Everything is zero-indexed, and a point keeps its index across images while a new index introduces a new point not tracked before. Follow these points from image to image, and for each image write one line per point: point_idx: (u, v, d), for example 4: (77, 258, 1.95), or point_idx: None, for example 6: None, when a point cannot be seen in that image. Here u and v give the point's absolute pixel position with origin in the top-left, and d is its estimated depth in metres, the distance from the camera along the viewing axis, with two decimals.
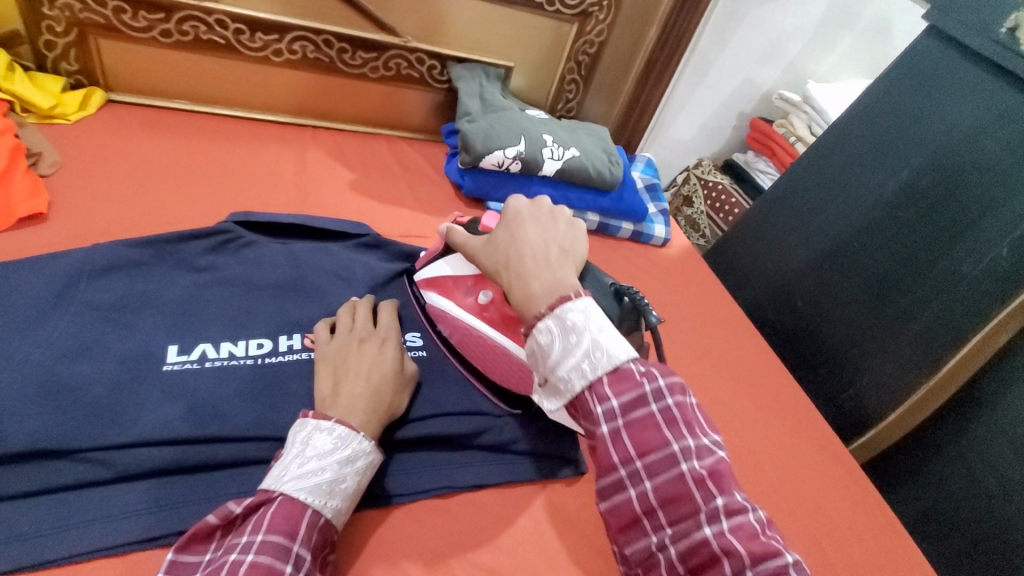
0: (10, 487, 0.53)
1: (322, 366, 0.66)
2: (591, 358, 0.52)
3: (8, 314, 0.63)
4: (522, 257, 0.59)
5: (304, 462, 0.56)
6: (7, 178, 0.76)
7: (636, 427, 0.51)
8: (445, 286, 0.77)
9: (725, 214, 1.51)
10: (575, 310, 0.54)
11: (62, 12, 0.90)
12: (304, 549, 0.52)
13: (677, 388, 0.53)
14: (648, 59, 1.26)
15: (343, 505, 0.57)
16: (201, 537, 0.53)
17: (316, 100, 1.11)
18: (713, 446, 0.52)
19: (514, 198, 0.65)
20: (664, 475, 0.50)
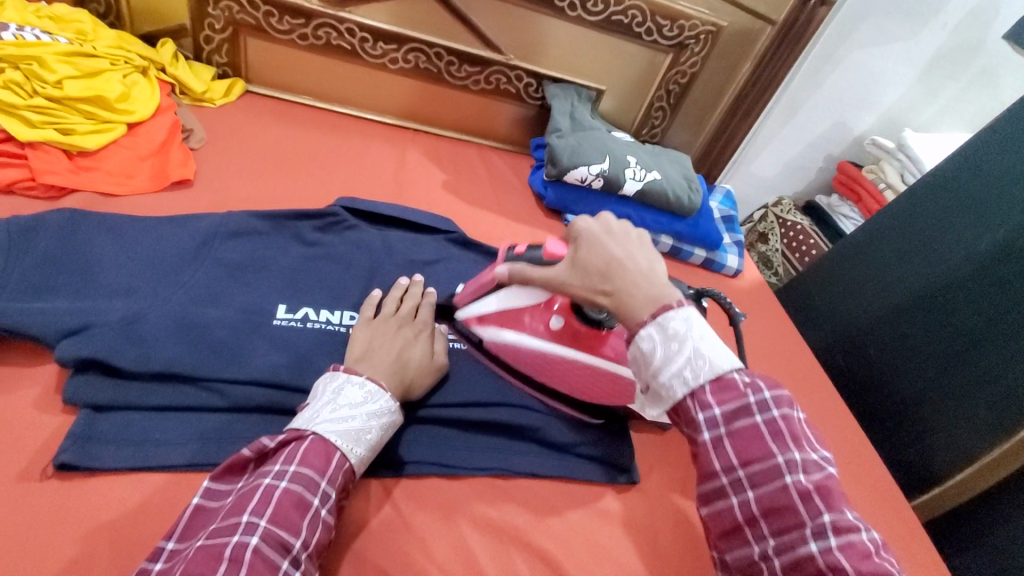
0: (148, 400, 0.62)
1: (360, 335, 0.71)
2: (693, 366, 0.56)
3: (157, 259, 0.74)
4: (617, 271, 0.62)
5: (336, 409, 0.61)
6: (166, 148, 0.88)
7: (738, 437, 0.54)
8: (506, 317, 0.78)
9: (801, 254, 1.50)
10: (677, 318, 0.57)
11: (222, 12, 1.05)
12: (330, 487, 0.56)
13: (784, 401, 0.55)
14: (738, 93, 1.29)
15: (366, 454, 0.61)
16: (235, 470, 0.58)
17: (421, 106, 1.21)
18: (821, 462, 0.54)
19: (581, 220, 0.67)
20: (766, 484, 0.53)
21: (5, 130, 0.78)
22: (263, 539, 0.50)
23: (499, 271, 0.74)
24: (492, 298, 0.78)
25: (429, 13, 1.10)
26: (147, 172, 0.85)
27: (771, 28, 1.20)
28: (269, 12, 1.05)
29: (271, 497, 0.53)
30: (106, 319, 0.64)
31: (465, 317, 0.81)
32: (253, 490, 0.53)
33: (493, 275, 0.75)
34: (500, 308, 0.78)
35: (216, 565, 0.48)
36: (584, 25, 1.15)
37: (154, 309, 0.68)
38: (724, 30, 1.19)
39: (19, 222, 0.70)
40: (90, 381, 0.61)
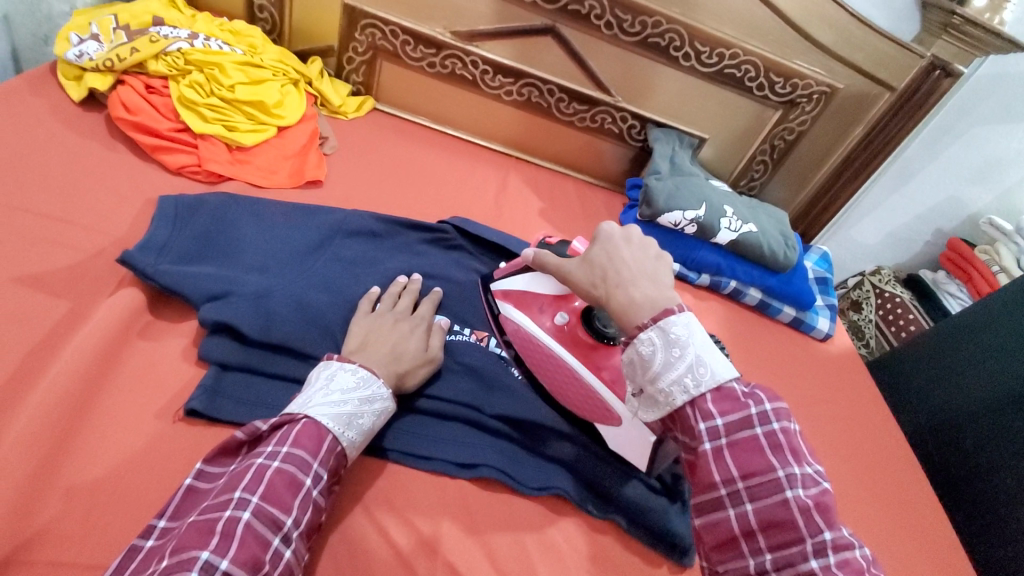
0: (267, 367, 0.70)
1: (355, 327, 0.73)
2: (694, 373, 0.54)
3: (289, 246, 0.83)
4: (619, 269, 0.61)
5: (328, 394, 0.62)
6: (305, 152, 1.00)
7: (737, 447, 0.53)
8: (523, 300, 0.81)
9: (898, 329, 1.41)
10: (679, 323, 0.55)
11: (367, 38, 1.17)
12: (322, 468, 0.58)
13: (783, 413, 0.53)
14: (847, 156, 1.26)
15: (357, 439, 0.63)
16: (229, 452, 0.60)
17: (526, 136, 1.28)
18: (816, 476, 0.52)
19: (604, 225, 0.64)
20: (765, 499, 0.51)
21: (183, 121, 0.91)
22: (255, 515, 0.51)
23: (527, 253, 0.75)
24: (520, 278, 0.81)
25: (548, 53, 1.17)
26: (288, 170, 0.96)
27: (890, 95, 1.17)
28: (406, 40, 1.17)
29: (264, 476, 0.54)
30: (242, 291, 0.73)
31: (495, 289, 0.84)
32: (245, 469, 0.54)
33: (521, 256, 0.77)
34: (523, 289, 0.81)
35: (209, 539, 0.49)
36: (695, 75, 1.18)
37: (280, 288, 0.76)
38: (839, 92, 1.18)
39: (185, 200, 0.81)
40: (223, 343, 0.70)
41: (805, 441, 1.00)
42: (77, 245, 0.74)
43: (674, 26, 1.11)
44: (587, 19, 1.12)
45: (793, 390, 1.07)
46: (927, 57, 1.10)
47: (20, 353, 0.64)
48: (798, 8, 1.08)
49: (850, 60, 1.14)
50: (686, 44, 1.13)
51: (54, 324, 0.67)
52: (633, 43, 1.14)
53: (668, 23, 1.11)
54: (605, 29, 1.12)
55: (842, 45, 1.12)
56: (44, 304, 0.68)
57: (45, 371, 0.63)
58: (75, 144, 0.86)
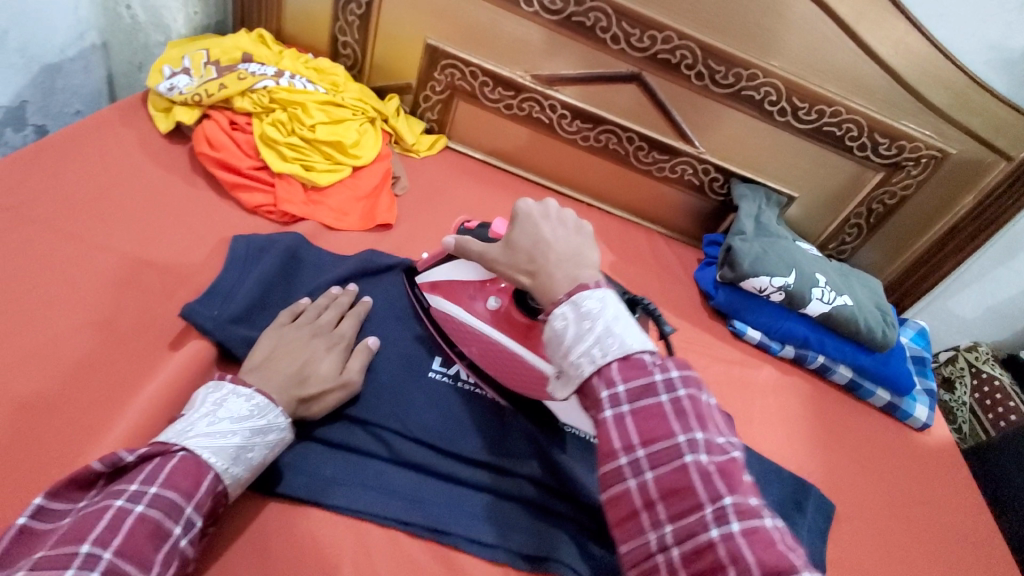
0: (320, 431, 0.69)
1: (263, 342, 0.69)
2: (602, 342, 0.51)
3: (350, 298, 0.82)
4: (541, 257, 0.59)
5: (215, 423, 0.57)
6: (377, 194, 0.98)
7: (640, 414, 0.49)
8: (452, 291, 0.78)
9: (995, 416, 1.27)
10: (592, 297, 0.53)
11: (446, 78, 1.16)
12: (196, 514, 0.53)
13: (690, 380, 0.50)
14: (953, 226, 1.15)
15: (244, 475, 0.58)
16: (79, 486, 0.54)
17: (599, 183, 1.23)
18: (725, 446, 0.49)
19: (521, 203, 0.62)
20: (665, 465, 0.47)
21: (263, 160, 0.91)
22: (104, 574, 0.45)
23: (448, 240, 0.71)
24: (441, 270, 0.78)
25: (632, 101, 1.12)
26: (359, 212, 0.94)
27: (1008, 164, 1.06)
28: (485, 82, 1.14)
29: (122, 524, 0.48)
30: None
31: (420, 282, 0.81)
32: (100, 516, 0.48)
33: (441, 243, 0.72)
34: (450, 279, 0.78)
35: None
36: (789, 131, 1.10)
37: None
38: (951, 157, 1.08)
39: (257, 241, 0.82)
40: None
41: (902, 547, 0.88)
42: (154, 289, 0.74)
43: (771, 80, 1.04)
44: (678, 69, 1.06)
45: (886, 485, 0.95)
46: None
47: (88, 401, 0.63)
48: (911, 67, 0.99)
49: (965, 124, 1.04)
50: (782, 99, 1.06)
51: (124, 371, 0.66)
52: (726, 96, 1.08)
53: (765, 76, 1.04)
54: (695, 79, 1.07)
55: (957, 108, 1.02)
56: (116, 349, 0.68)
57: (112, 421, 0.62)
58: (158, 178, 0.87)
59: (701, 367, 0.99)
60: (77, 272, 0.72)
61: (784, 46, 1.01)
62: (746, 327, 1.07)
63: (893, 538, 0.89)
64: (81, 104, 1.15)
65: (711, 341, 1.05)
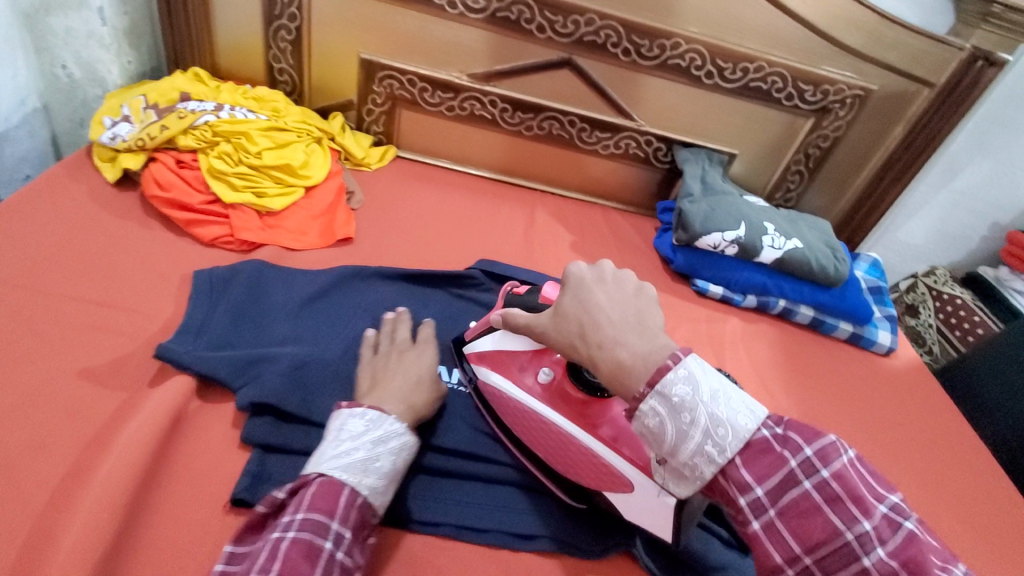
0: (312, 445, 0.71)
1: (361, 371, 0.74)
2: (714, 437, 0.47)
3: (325, 318, 0.85)
4: (600, 326, 0.53)
5: (340, 444, 0.62)
6: (334, 210, 1.00)
7: (788, 513, 0.45)
8: (499, 360, 0.76)
9: (963, 332, 1.30)
10: (680, 380, 0.47)
11: (385, 89, 1.19)
12: (342, 527, 0.56)
13: (831, 452, 0.45)
14: (888, 157, 1.20)
15: (378, 484, 0.61)
16: (253, 530, 0.59)
17: (548, 169, 1.27)
18: (893, 516, 0.43)
19: (572, 266, 0.56)
20: (842, 571, 0.42)
21: (215, 194, 0.93)
22: None
23: (493, 318, 0.71)
24: (487, 339, 0.77)
25: (567, 85, 1.16)
26: (317, 230, 0.96)
27: (930, 91, 1.12)
28: (424, 87, 1.18)
29: (281, 549, 0.52)
30: (281, 362, 0.75)
31: (469, 352, 0.80)
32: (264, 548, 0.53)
33: (488, 320, 0.73)
34: (497, 348, 0.76)
35: None
36: (720, 92, 1.15)
37: (315, 358, 0.77)
38: (874, 93, 1.14)
39: (219, 274, 0.84)
40: (264, 423, 0.71)
41: (882, 466, 0.92)
42: (127, 333, 0.76)
43: (694, 46, 1.09)
44: (604, 48, 1.10)
45: (861, 412, 1.00)
46: (967, 47, 1.06)
47: (77, 448, 0.64)
48: (822, 15, 1.05)
49: (882, 61, 1.09)
50: (707, 62, 1.10)
51: (104, 415, 0.67)
52: (653, 67, 1.12)
53: (687, 43, 1.08)
54: (623, 55, 1.11)
55: (872, 46, 1.08)
56: (97, 395, 0.69)
57: (99, 465, 0.63)
58: (115, 227, 0.88)
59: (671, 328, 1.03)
60: (49, 328, 0.74)
61: (700, 12, 1.06)
62: (707, 284, 1.11)
63: (873, 459, 0.93)
64: (30, 168, 1.15)
65: (677, 302, 1.08)
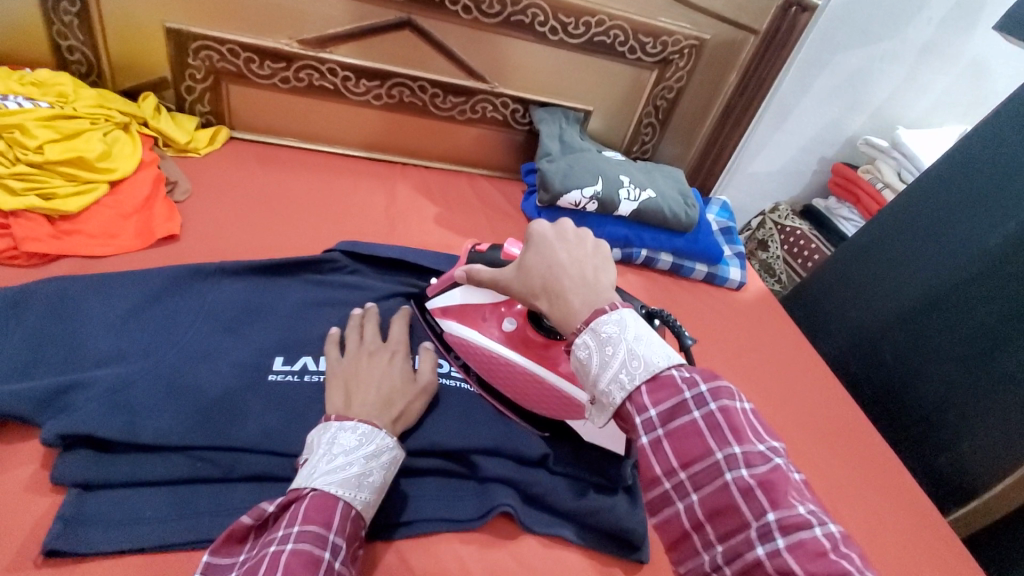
0: (140, 475, 0.60)
1: (332, 380, 0.66)
2: (629, 367, 0.47)
3: (150, 328, 0.73)
4: (558, 279, 0.55)
5: (332, 459, 0.56)
6: (151, 204, 0.89)
7: (676, 438, 0.45)
8: (466, 313, 0.77)
9: (804, 260, 1.45)
10: (611, 321, 0.49)
11: (203, 62, 1.04)
12: (340, 537, 0.51)
13: (723, 392, 0.46)
14: (726, 103, 1.28)
15: (372, 498, 0.56)
16: (235, 540, 0.53)
17: (407, 139, 1.20)
18: (768, 453, 0.45)
19: (536, 224, 0.59)
20: (709, 486, 0.44)
21: None
22: None
23: (458, 273, 0.70)
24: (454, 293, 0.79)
25: (411, 48, 1.09)
26: (133, 230, 0.85)
27: (754, 38, 1.19)
28: (250, 58, 1.05)
29: (279, 561, 0.47)
30: (95, 387, 0.63)
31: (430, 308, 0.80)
32: (259, 561, 0.48)
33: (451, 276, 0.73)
34: (462, 303, 0.78)
35: None
36: (566, 48, 1.14)
37: (141, 375, 0.66)
38: (707, 42, 1.19)
39: (7, 295, 0.70)
40: (80, 458, 0.60)
41: (741, 390, 1.00)
42: None
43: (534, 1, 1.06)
44: (442, 6, 1.04)
45: (721, 343, 1.08)
46: None
47: None
48: None
49: (711, 10, 1.14)
50: (550, 18, 1.09)
51: None
52: (497, 25, 1.08)
53: None
54: (463, 13, 1.06)
55: None
56: None
57: None
58: None
59: None
60: None
61: None
62: None
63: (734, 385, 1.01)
64: None
65: None
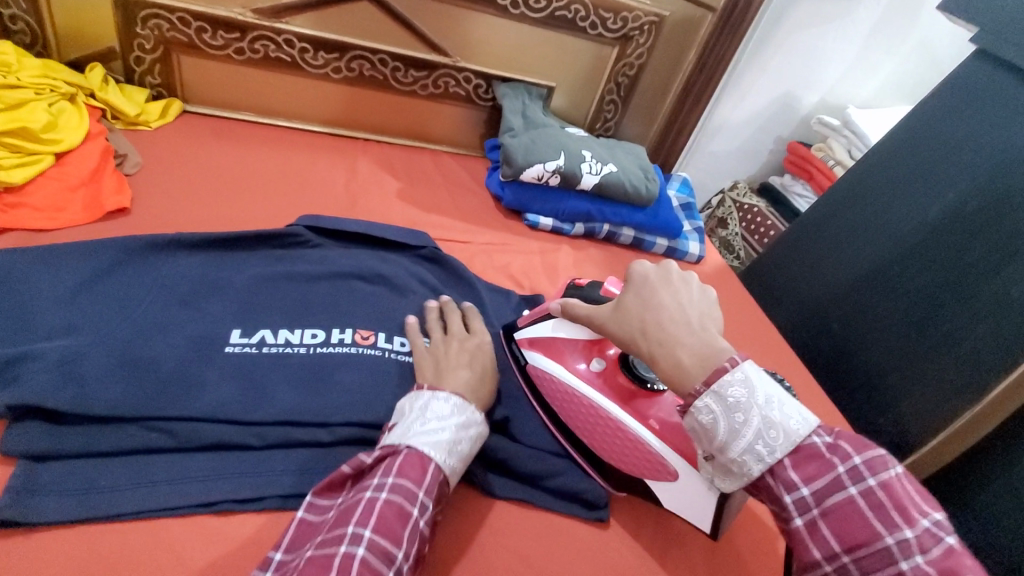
0: (92, 446, 0.59)
1: (422, 360, 0.69)
2: (765, 438, 0.49)
3: (100, 300, 0.71)
4: (660, 323, 0.55)
5: (426, 422, 0.58)
6: (99, 177, 0.86)
7: (833, 515, 0.46)
8: (552, 348, 0.77)
9: (760, 236, 1.49)
10: (736, 382, 0.50)
11: (151, 31, 1.00)
12: (428, 497, 0.54)
13: (879, 463, 0.46)
14: (686, 81, 1.31)
15: (459, 466, 0.58)
16: (334, 485, 0.58)
17: (368, 115, 1.19)
18: (937, 530, 0.44)
19: (638, 265, 0.59)
20: (880, 572, 0.43)
21: None
22: (369, 550, 0.48)
23: (555, 306, 0.71)
24: (544, 326, 0.77)
25: (370, 20, 1.07)
26: (79, 204, 0.82)
27: (712, 16, 1.21)
28: (202, 27, 1.02)
29: (374, 509, 0.51)
30: (43, 359, 0.61)
31: (519, 338, 0.80)
32: (355, 504, 0.51)
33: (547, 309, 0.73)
34: (552, 336, 0.76)
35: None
36: (528, 22, 1.14)
37: (92, 346, 0.64)
38: (667, 19, 1.21)
39: None
40: (28, 430, 0.58)
41: None
42: None
43: None
44: None
45: None
46: None
47: None
48: None
49: None
50: None
51: None
52: None
53: None
54: None
55: None
56: None
57: None
58: None
59: (507, 263, 1.04)
60: None
61: None
62: (538, 217, 1.13)
63: None
64: None
65: (512, 237, 1.10)
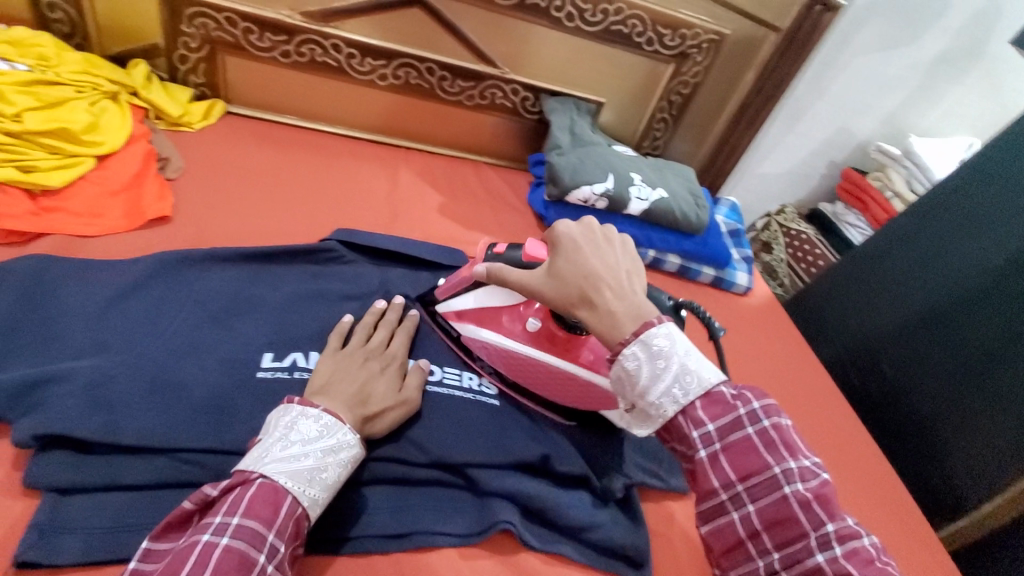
0: (119, 478, 0.57)
1: (323, 363, 0.66)
2: (681, 381, 0.51)
3: (133, 316, 0.68)
4: (594, 287, 0.55)
5: (287, 446, 0.54)
6: (140, 182, 0.85)
7: (733, 451, 0.50)
8: (485, 317, 0.76)
9: (808, 265, 1.43)
10: (661, 334, 0.51)
11: (198, 30, 0.98)
12: (278, 539, 0.49)
13: (774, 410, 0.50)
14: (742, 102, 1.25)
15: (321, 496, 0.54)
16: (177, 525, 0.51)
17: (411, 123, 1.15)
18: (816, 469, 0.50)
19: (563, 224, 0.58)
20: (766, 498, 0.49)
21: None
22: None
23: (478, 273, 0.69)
24: (470, 297, 0.76)
25: (417, 26, 1.03)
26: (119, 210, 0.81)
27: (775, 36, 1.15)
28: (248, 28, 0.99)
29: (211, 557, 0.45)
30: (72, 381, 0.59)
31: (444, 311, 0.78)
32: (189, 549, 0.45)
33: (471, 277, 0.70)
34: (478, 306, 0.76)
35: None
36: (583, 36, 1.09)
37: (121, 368, 0.62)
38: (728, 38, 1.15)
39: None
40: (54, 459, 0.56)
41: None
42: None
43: None
44: None
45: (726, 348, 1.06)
46: None
47: None
48: None
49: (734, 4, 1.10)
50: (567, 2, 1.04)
51: None
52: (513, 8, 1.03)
53: None
54: None
55: None
56: None
57: None
58: None
59: None
60: None
61: None
62: None
63: None
64: None
65: None
